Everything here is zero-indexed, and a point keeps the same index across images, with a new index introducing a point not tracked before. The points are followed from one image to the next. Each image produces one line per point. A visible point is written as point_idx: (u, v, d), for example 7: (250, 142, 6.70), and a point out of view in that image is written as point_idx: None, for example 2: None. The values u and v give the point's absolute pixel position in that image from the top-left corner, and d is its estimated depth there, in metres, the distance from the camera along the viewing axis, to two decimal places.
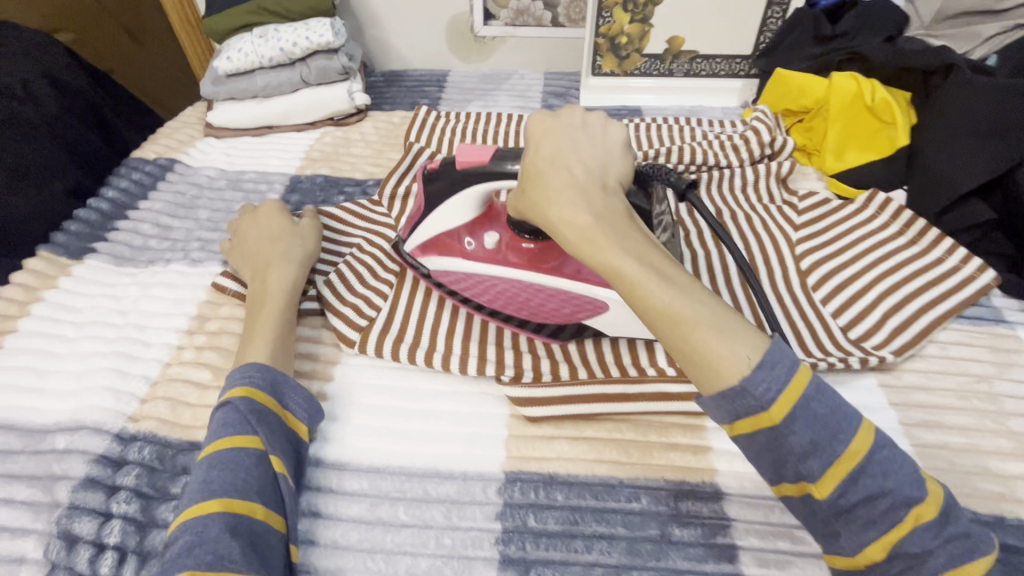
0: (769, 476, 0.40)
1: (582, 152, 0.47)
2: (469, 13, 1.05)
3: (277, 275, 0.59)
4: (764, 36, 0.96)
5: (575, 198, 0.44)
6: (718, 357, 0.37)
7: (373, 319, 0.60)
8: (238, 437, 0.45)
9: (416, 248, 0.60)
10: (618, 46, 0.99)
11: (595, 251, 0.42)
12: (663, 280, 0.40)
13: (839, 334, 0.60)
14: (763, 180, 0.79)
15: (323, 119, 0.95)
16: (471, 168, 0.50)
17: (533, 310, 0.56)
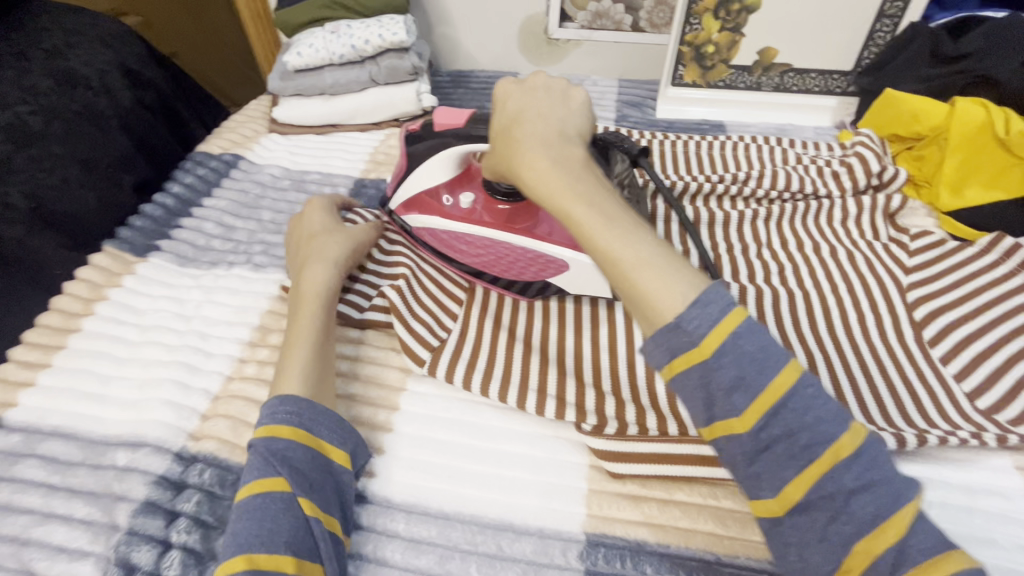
0: (696, 416, 0.36)
1: (550, 104, 0.46)
2: (544, 14, 1.00)
3: (310, 274, 0.56)
4: (868, 51, 0.88)
5: (536, 138, 0.43)
6: (656, 295, 0.35)
7: (444, 341, 0.56)
8: (261, 481, 0.41)
9: (399, 206, 0.63)
10: (704, 56, 0.92)
11: (546, 189, 0.41)
12: (607, 219, 0.38)
13: (965, 404, 0.53)
14: (867, 214, 0.72)
15: (389, 120, 0.92)
16: (447, 129, 0.56)
17: (506, 267, 0.58)
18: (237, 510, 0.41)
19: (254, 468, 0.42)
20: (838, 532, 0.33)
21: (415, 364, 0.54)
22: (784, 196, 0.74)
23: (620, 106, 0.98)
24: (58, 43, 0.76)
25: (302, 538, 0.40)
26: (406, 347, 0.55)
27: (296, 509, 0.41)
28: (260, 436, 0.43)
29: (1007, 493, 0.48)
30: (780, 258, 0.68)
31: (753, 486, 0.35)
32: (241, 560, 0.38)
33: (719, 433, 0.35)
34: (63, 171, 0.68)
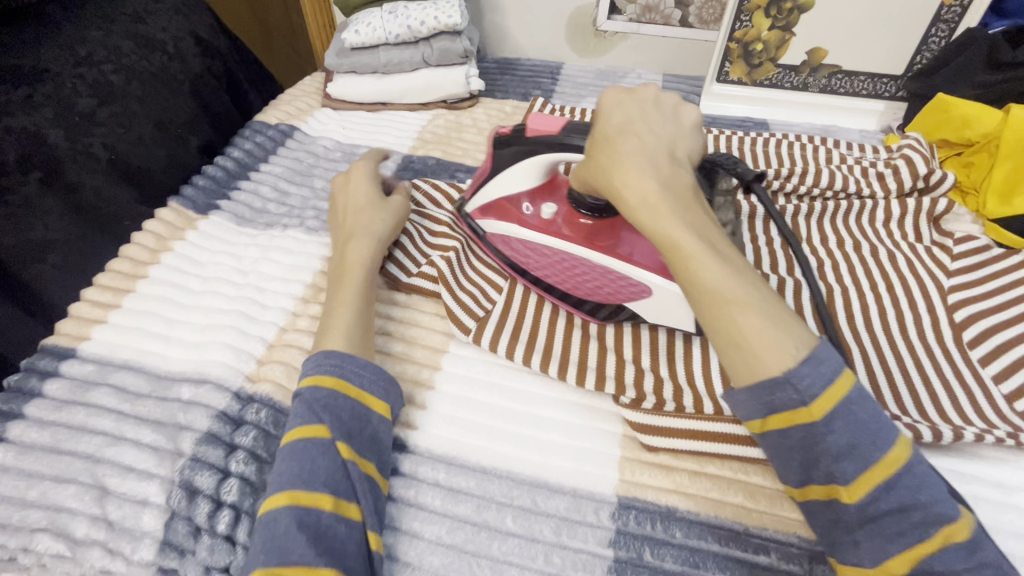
0: (752, 410, 0.38)
1: (658, 128, 0.46)
2: (593, 6, 1.02)
3: (353, 242, 0.57)
4: (921, 56, 0.88)
5: (649, 167, 0.42)
6: (765, 347, 0.37)
7: (489, 311, 0.58)
8: (305, 426, 0.43)
9: (476, 211, 0.60)
10: (751, 53, 0.93)
11: (659, 224, 0.41)
12: (722, 264, 0.39)
13: (1002, 403, 0.53)
14: (911, 216, 0.72)
15: (437, 101, 0.95)
16: (540, 136, 0.52)
17: (580, 285, 0.55)
18: (282, 453, 0.43)
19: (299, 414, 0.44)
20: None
21: (461, 332, 0.57)
22: (827, 194, 0.75)
23: None
24: (138, 9, 0.81)
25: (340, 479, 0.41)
26: (455, 317, 0.57)
27: (334, 453, 0.42)
28: (306, 384, 0.45)
29: None
30: (820, 253, 0.69)
31: (850, 553, 0.37)
32: (282, 496, 0.40)
33: (781, 425, 0.37)
34: (139, 129, 0.73)
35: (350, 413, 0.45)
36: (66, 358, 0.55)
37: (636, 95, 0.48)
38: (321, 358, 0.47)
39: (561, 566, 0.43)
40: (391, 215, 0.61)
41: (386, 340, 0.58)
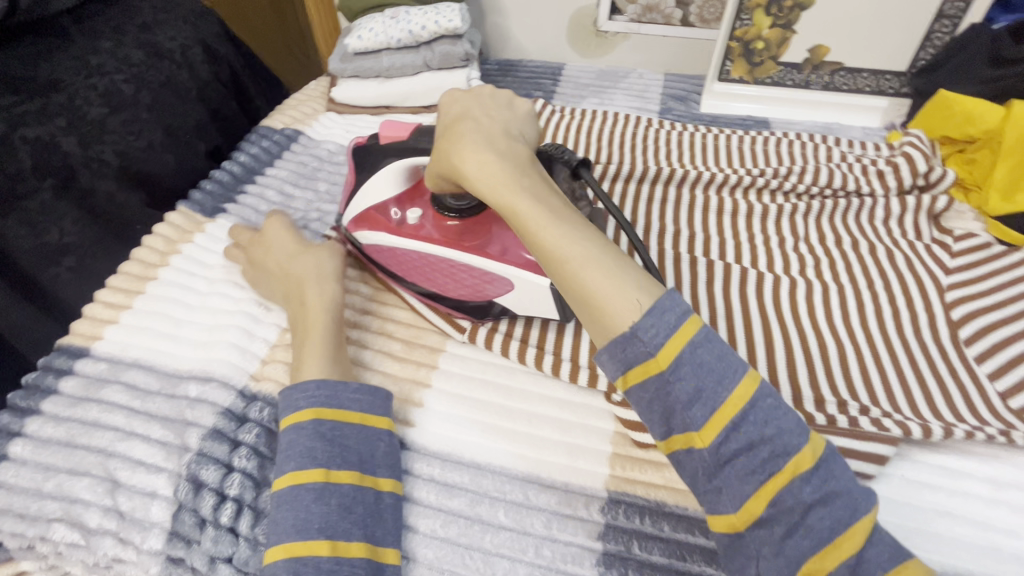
0: (613, 370, 0.39)
1: (492, 116, 0.51)
2: (594, 7, 1.02)
3: (313, 290, 0.56)
4: (925, 52, 0.87)
5: (483, 145, 0.46)
6: (597, 289, 0.39)
7: None
8: (297, 472, 0.43)
9: (348, 223, 0.62)
10: (753, 52, 0.93)
11: (500, 196, 0.44)
12: (553, 222, 0.42)
13: (997, 401, 0.53)
14: (912, 213, 0.71)
15: (439, 104, 0.97)
16: (391, 140, 0.58)
17: (448, 284, 0.57)
18: (277, 498, 0.43)
19: (291, 448, 0.45)
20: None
21: (456, 333, 0.59)
22: (826, 193, 0.74)
23: (665, 99, 0.99)
24: (147, 19, 0.83)
25: (340, 519, 0.42)
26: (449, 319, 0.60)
27: (330, 492, 0.43)
28: (291, 425, 0.46)
29: None
30: (817, 252, 0.69)
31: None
32: (280, 548, 0.40)
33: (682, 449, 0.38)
34: (149, 136, 0.75)
35: (347, 440, 0.46)
36: (80, 357, 0.58)
37: (475, 93, 0.54)
38: (302, 391, 0.47)
39: (551, 559, 0.44)
40: (329, 250, 0.61)
41: (385, 340, 0.59)
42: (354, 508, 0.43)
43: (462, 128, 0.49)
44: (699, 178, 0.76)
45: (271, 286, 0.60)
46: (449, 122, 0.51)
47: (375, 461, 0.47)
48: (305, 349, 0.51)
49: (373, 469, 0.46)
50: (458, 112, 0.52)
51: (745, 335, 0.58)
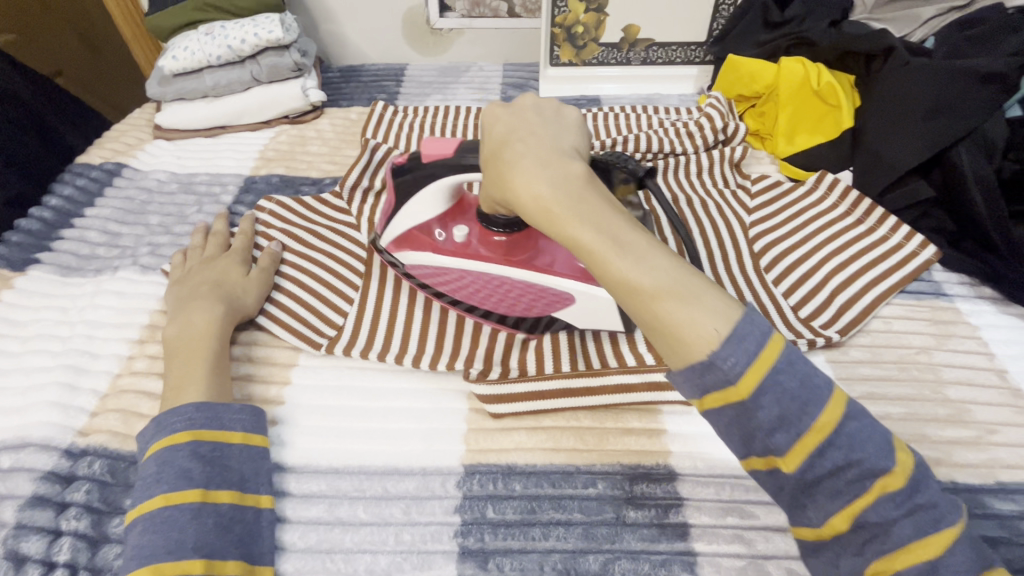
0: (688, 393, 0.37)
1: (535, 127, 0.44)
2: (423, 6, 1.04)
3: (209, 313, 0.55)
4: (717, 23, 0.98)
5: (538, 169, 0.41)
6: (682, 328, 0.35)
7: (339, 328, 0.60)
8: (172, 493, 0.42)
9: (391, 244, 0.58)
10: (575, 36, 0.99)
11: (559, 225, 0.39)
12: (621, 249, 0.37)
13: (791, 314, 0.62)
14: (718, 165, 0.81)
15: (278, 117, 0.93)
16: (435, 161, 0.50)
17: (510, 304, 0.55)
18: (144, 522, 0.42)
19: (161, 470, 0.44)
20: (872, 551, 0.35)
21: (311, 348, 0.58)
22: (646, 157, 0.81)
23: (505, 88, 1.03)
24: None
25: (214, 537, 0.41)
26: (305, 337, 0.59)
27: (207, 512, 0.42)
28: (161, 446, 0.45)
29: None
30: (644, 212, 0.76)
31: (800, 515, 0.37)
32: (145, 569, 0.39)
33: (716, 406, 0.35)
34: None
35: (230, 461, 0.46)
36: None
37: (521, 103, 0.48)
38: (173, 416, 0.46)
39: (411, 542, 0.45)
40: (254, 282, 0.60)
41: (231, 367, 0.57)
42: (230, 528, 0.43)
43: (510, 149, 0.43)
44: None
45: (181, 285, 0.60)
46: (491, 145, 0.45)
47: (257, 481, 0.47)
48: (179, 373, 0.50)
49: (256, 487, 0.46)
50: (504, 132, 0.45)
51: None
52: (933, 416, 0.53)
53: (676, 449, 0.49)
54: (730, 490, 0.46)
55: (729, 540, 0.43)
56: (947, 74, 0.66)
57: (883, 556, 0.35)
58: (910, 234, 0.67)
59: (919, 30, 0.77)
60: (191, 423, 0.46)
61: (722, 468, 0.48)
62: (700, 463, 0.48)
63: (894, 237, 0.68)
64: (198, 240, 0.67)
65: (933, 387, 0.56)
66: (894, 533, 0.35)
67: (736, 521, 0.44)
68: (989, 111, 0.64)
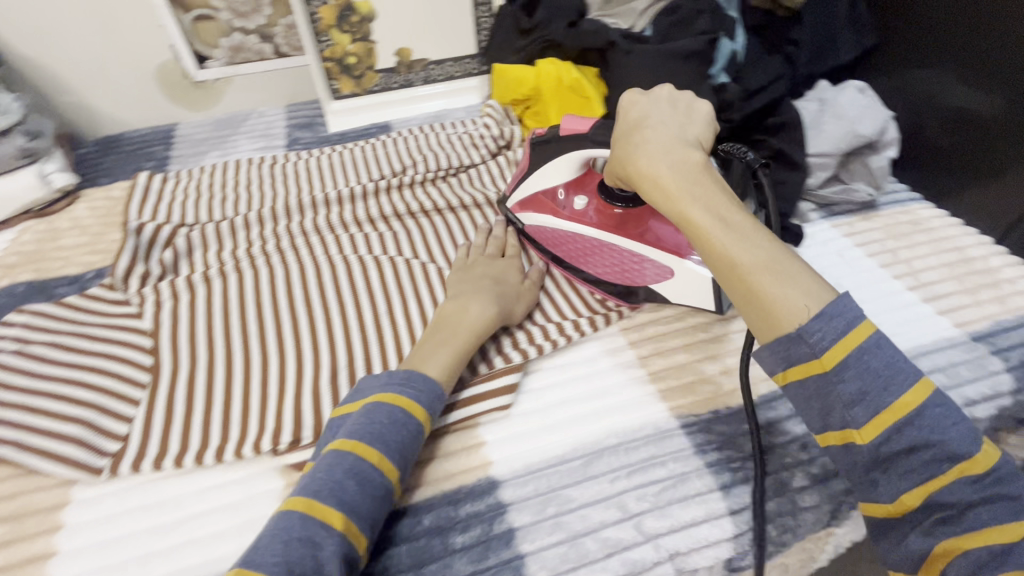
0: (772, 365, 0.41)
1: (665, 117, 0.51)
2: (175, 60, 0.97)
3: (475, 309, 0.56)
4: (482, 34, 1.03)
5: (662, 152, 0.47)
6: (775, 301, 0.40)
7: (126, 439, 0.53)
8: (363, 447, 0.44)
9: (517, 204, 0.68)
10: (349, 66, 0.99)
11: (674, 203, 0.46)
12: (728, 228, 0.43)
13: (588, 295, 0.65)
14: (506, 170, 0.85)
15: (18, 214, 0.80)
16: (571, 135, 0.60)
17: (616, 271, 0.62)
18: (330, 459, 0.43)
19: (389, 428, 0.45)
20: (944, 531, 0.36)
21: (90, 475, 0.51)
22: (441, 174, 0.83)
23: (290, 130, 0.99)
24: None
25: (371, 514, 0.42)
26: (77, 463, 0.51)
27: (376, 483, 0.43)
28: (396, 404, 0.47)
29: (614, 351, 0.59)
30: (444, 221, 0.76)
31: (872, 491, 0.39)
32: (302, 501, 0.41)
33: (800, 376, 0.39)
34: None
35: (411, 441, 0.46)
36: None
37: (656, 93, 0.54)
38: (412, 381, 0.49)
39: None
40: (514, 284, 0.62)
41: None
42: (378, 517, 0.43)
43: (639, 131, 0.50)
44: (330, 198, 0.79)
45: (465, 270, 0.62)
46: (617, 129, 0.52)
47: (410, 465, 0.46)
48: (431, 349, 0.52)
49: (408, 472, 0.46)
50: (636, 117, 0.51)
51: (381, 340, 0.62)
52: (706, 354, 0.59)
53: (496, 458, 0.50)
54: (545, 482, 0.48)
55: (548, 532, 0.45)
56: (659, 56, 0.77)
57: (954, 535, 0.35)
58: None
59: (640, 20, 0.86)
60: (381, 387, 0.49)
61: (538, 462, 0.49)
62: (517, 465, 0.49)
63: None
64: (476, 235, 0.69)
65: (704, 327, 0.61)
66: (970, 517, 0.35)
67: (554, 509, 0.46)
68: (697, 80, 0.77)
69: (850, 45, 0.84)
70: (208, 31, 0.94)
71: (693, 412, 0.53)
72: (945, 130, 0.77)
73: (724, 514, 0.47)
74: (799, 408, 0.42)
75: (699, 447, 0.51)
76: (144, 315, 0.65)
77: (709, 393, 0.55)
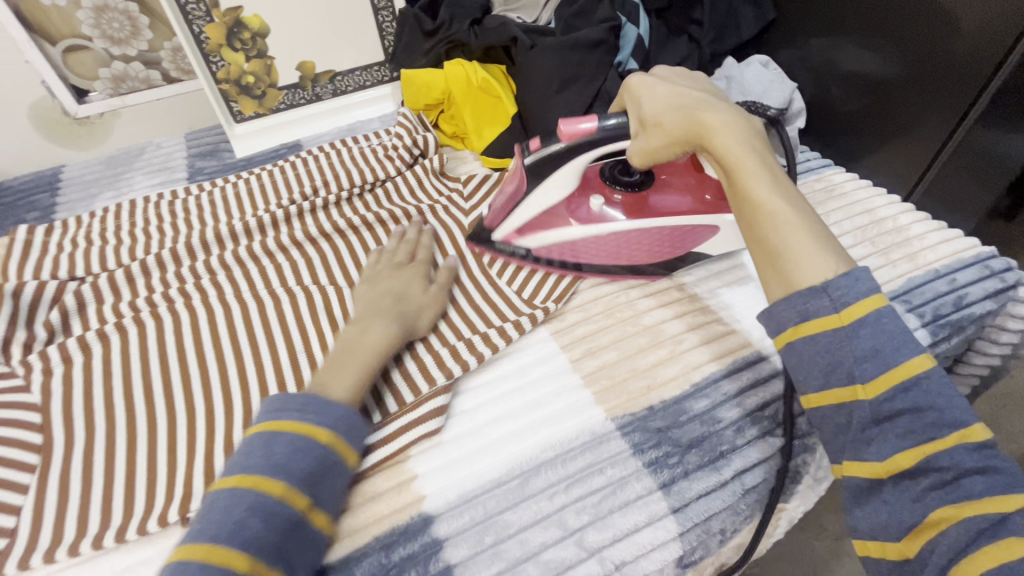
0: (792, 319, 0.41)
1: (705, 91, 0.54)
2: (50, 97, 0.88)
3: (377, 329, 0.53)
4: (388, 40, 0.99)
5: (725, 108, 0.50)
6: (811, 251, 0.42)
7: (13, 534, 0.49)
8: (260, 480, 0.41)
9: (511, 233, 0.63)
10: (248, 87, 0.93)
11: (730, 149, 0.47)
12: (771, 183, 0.45)
13: (516, 299, 0.63)
14: (424, 180, 0.81)
15: None
16: (576, 140, 0.56)
17: (647, 250, 0.63)
18: (225, 497, 0.40)
19: (291, 456, 0.42)
20: (935, 497, 0.35)
21: None
22: (354, 192, 0.78)
23: (190, 160, 0.92)
24: None
25: (280, 548, 0.39)
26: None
27: (282, 514, 0.40)
28: (296, 431, 0.44)
29: (546, 358, 0.57)
30: (362, 241, 0.72)
31: (864, 453, 0.38)
32: (196, 544, 0.38)
33: (823, 327, 0.40)
34: None
35: (318, 464, 0.43)
36: None
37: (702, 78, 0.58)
38: (327, 411, 0.46)
39: None
40: (423, 295, 0.58)
41: None
42: (290, 554, 0.39)
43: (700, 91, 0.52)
44: (237, 230, 0.73)
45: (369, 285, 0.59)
46: (652, 96, 0.53)
47: (326, 489, 0.44)
48: (336, 372, 0.49)
49: (325, 497, 0.43)
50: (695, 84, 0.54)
51: (299, 379, 0.59)
52: (638, 347, 0.58)
53: (429, 490, 0.47)
54: (482, 509, 0.46)
55: (487, 564, 0.43)
56: (563, 48, 0.76)
57: (952, 502, 0.34)
58: None
59: (543, 13, 0.85)
60: (280, 413, 0.45)
61: (474, 489, 0.47)
62: (451, 496, 0.47)
63: None
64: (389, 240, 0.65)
65: (635, 320, 0.60)
66: (964, 485, 0.35)
67: (492, 538, 0.44)
68: (604, 70, 0.77)
69: (750, 20, 0.85)
70: (83, 63, 0.87)
71: (628, 411, 0.52)
72: (848, 94, 0.79)
73: (666, 513, 0.46)
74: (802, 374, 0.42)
75: (636, 448, 0.49)
76: (31, 387, 0.59)
77: (641, 388, 0.54)
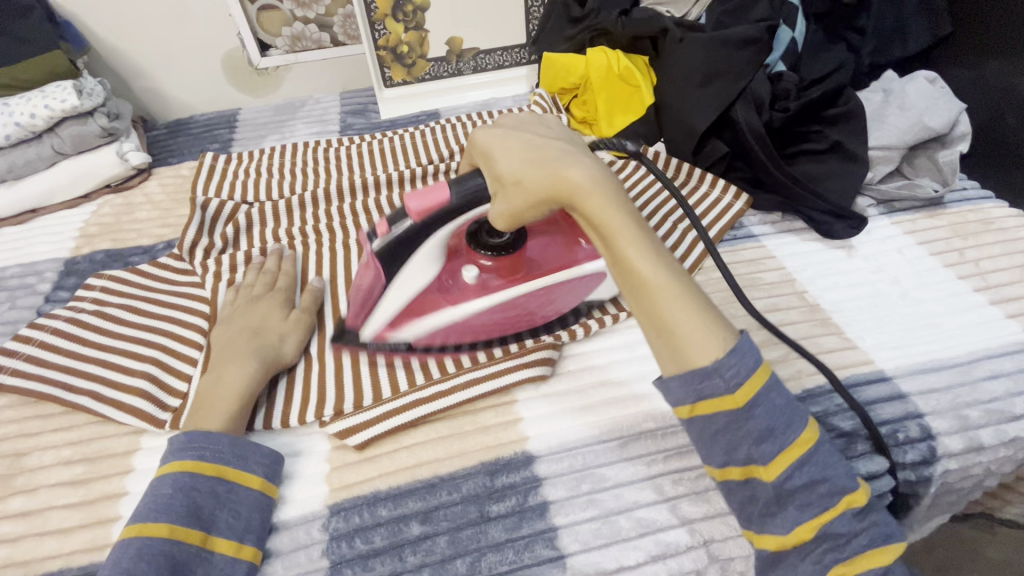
0: (683, 400, 0.42)
1: (554, 138, 0.50)
2: (241, 48, 1.02)
3: (234, 371, 0.52)
4: (532, 24, 1.03)
5: (579, 161, 0.46)
6: (697, 335, 0.41)
7: (184, 397, 0.59)
8: (142, 526, 0.42)
9: (380, 327, 0.54)
10: (402, 55, 1.01)
11: (602, 211, 0.44)
12: (648, 248, 0.43)
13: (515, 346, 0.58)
14: None
15: (100, 188, 0.87)
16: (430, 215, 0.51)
17: (552, 303, 0.58)
18: (118, 545, 0.42)
19: (172, 497, 0.44)
20: (831, 559, 0.40)
21: (154, 427, 0.56)
22: None
23: (343, 117, 1.02)
24: None
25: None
26: (145, 415, 0.57)
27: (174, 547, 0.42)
28: (181, 470, 0.45)
29: None
30: None
31: (769, 523, 0.41)
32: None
33: (710, 411, 0.41)
34: None
35: (204, 497, 0.45)
36: None
37: (525, 124, 0.54)
38: (213, 442, 0.47)
39: None
40: (284, 322, 0.59)
41: (63, 469, 0.54)
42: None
43: (542, 146, 0.48)
44: (381, 181, 0.81)
45: (227, 325, 0.58)
46: (509, 151, 0.48)
47: (226, 517, 0.45)
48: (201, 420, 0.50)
49: (226, 527, 0.44)
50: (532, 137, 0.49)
51: None
52: None
53: (534, 433, 0.51)
54: (581, 459, 0.49)
55: (582, 508, 0.46)
56: (714, 44, 0.75)
57: (844, 561, 0.40)
58: (739, 194, 0.75)
59: (693, 9, 0.85)
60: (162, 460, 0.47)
61: (575, 439, 0.50)
62: (554, 442, 0.50)
63: (737, 203, 0.74)
64: (245, 276, 0.65)
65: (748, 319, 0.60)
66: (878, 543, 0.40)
67: (589, 486, 0.47)
68: (751, 70, 0.75)
69: (920, 33, 0.79)
70: (271, 21, 0.99)
71: None
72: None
73: None
74: (699, 445, 0.43)
75: None
76: (205, 286, 0.69)
77: None
